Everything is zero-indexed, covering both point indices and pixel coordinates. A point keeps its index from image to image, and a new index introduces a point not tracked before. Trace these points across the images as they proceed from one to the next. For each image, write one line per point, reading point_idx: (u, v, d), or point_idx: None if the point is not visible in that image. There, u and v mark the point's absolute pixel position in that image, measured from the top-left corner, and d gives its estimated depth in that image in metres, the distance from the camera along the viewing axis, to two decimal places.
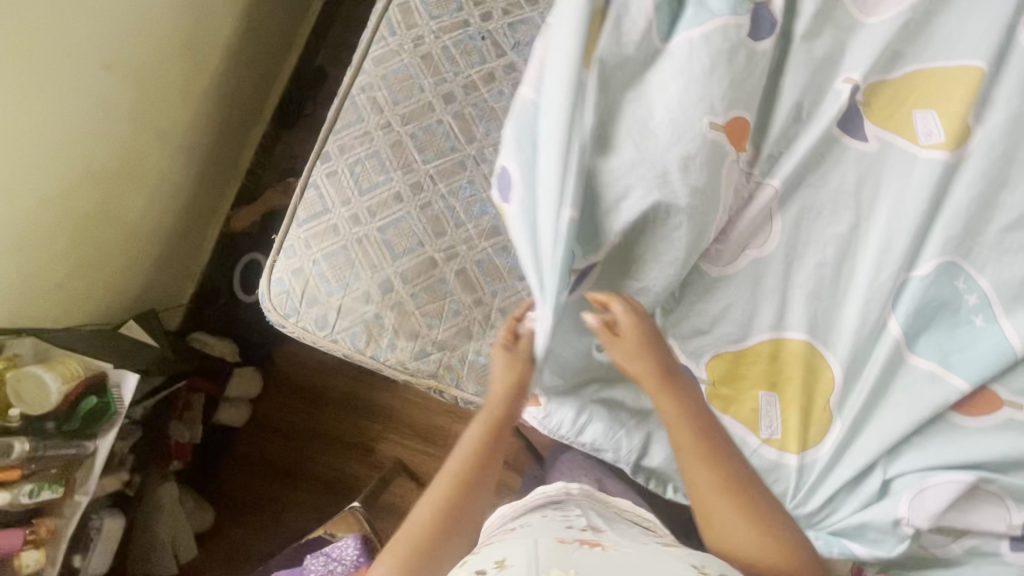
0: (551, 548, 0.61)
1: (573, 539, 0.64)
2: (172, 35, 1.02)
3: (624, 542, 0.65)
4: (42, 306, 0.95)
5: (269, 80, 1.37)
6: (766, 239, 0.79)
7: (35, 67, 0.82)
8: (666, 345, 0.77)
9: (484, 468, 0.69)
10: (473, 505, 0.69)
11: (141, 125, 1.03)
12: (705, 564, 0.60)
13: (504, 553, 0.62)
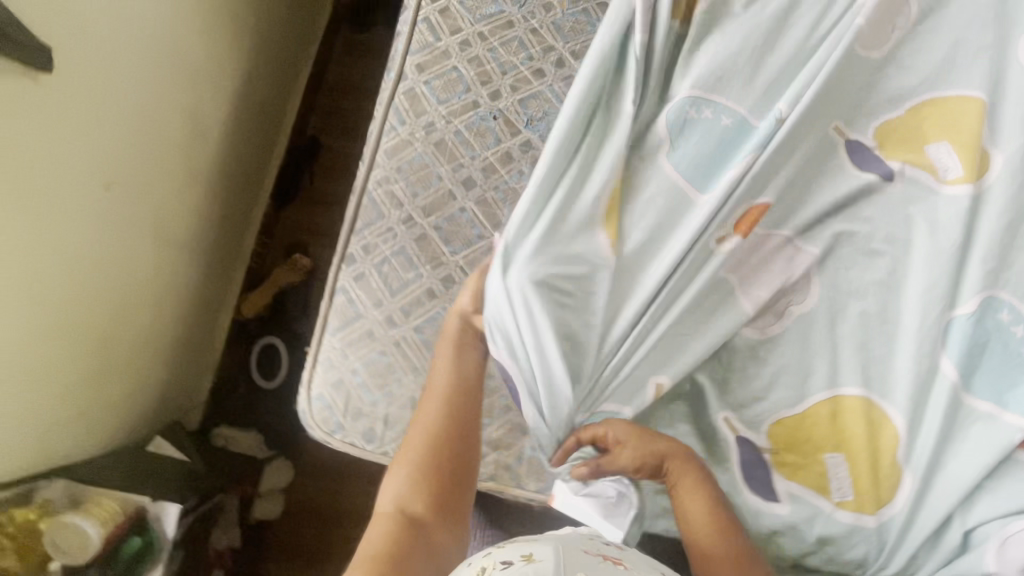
0: (582, 555, 0.54)
1: (598, 552, 0.57)
2: (167, 137, 0.99)
3: (649, 561, 0.58)
4: (67, 440, 0.90)
5: (264, 158, 1.34)
6: (806, 297, 0.79)
7: (40, 202, 0.78)
8: (725, 417, 0.77)
9: (472, 388, 0.72)
10: (473, 422, 0.70)
11: (143, 233, 0.98)
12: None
13: (529, 546, 0.55)
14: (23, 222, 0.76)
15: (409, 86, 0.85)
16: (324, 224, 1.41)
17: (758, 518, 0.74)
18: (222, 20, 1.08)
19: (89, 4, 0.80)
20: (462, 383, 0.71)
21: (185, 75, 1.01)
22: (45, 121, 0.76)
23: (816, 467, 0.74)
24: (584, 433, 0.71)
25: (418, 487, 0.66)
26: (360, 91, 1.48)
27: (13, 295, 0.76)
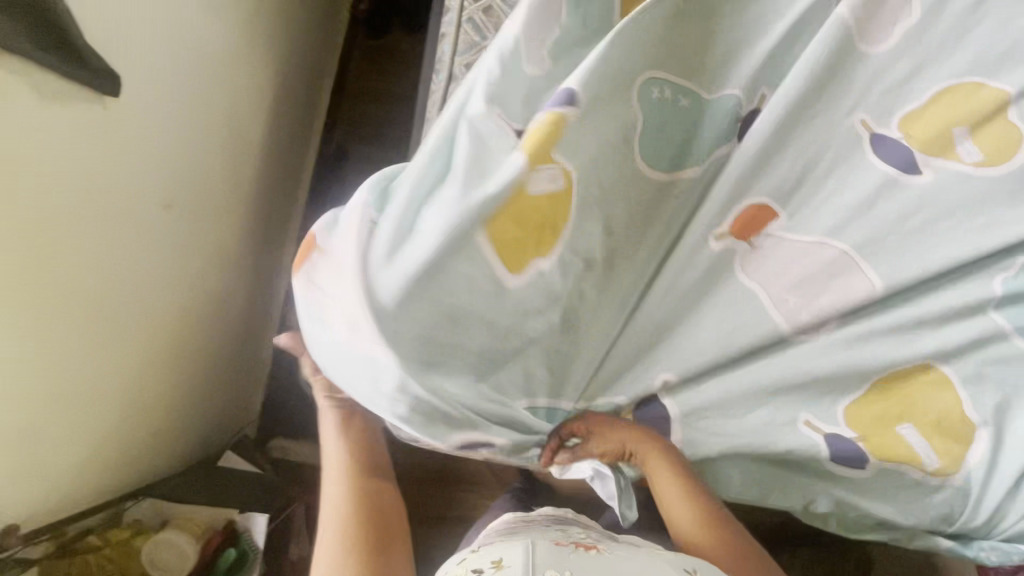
0: (549, 551, 0.62)
1: (569, 543, 0.66)
2: (215, 154, 0.99)
3: (621, 545, 0.67)
4: (145, 463, 0.90)
5: (297, 170, 1.34)
6: (864, 296, 0.72)
7: (110, 226, 0.77)
8: (805, 419, 0.73)
9: (361, 442, 0.74)
10: (377, 472, 0.73)
11: (199, 253, 0.98)
12: (697, 569, 0.61)
13: (500, 551, 0.64)
14: (96, 248, 0.76)
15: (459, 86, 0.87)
16: None
17: (846, 486, 0.75)
18: (256, 35, 1.08)
19: (147, 26, 0.80)
20: (353, 439, 0.74)
21: (227, 92, 1.01)
22: (109, 144, 0.76)
23: (903, 442, 0.72)
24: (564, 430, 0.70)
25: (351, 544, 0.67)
26: (382, 97, 1.49)
27: (91, 322, 0.76)
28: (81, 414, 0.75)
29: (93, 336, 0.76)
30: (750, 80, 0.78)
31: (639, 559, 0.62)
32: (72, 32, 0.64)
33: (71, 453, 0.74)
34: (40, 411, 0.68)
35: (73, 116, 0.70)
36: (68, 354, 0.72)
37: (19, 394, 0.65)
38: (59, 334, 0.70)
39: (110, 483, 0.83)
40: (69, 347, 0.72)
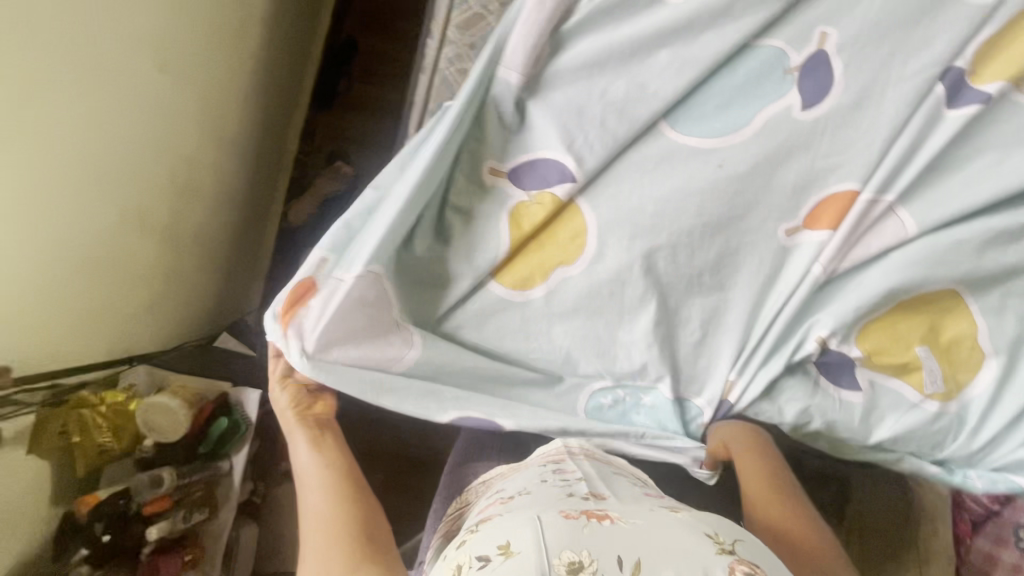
0: (558, 530, 0.52)
1: (577, 513, 0.56)
2: (216, 18, 0.92)
3: (638, 513, 0.57)
4: (134, 326, 0.88)
5: (303, 55, 1.27)
6: (893, 234, 0.73)
7: (95, 62, 0.71)
8: (816, 336, 0.70)
9: (321, 439, 0.75)
10: (334, 467, 0.73)
11: (191, 116, 0.92)
12: (720, 534, 0.55)
13: (505, 533, 0.55)
14: (79, 84, 0.69)
15: None
16: (364, 132, 1.38)
17: (835, 407, 0.72)
18: None
19: None
20: (313, 433, 0.76)
21: None
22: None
23: (915, 363, 0.72)
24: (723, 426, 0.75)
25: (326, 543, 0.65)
26: None
27: (70, 165, 0.71)
28: (59, 259, 0.73)
29: (73, 181, 0.72)
30: None
31: (661, 526, 0.54)
32: None
33: (52, 296, 0.73)
34: (17, 259, 0.67)
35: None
36: (48, 203, 0.69)
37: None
38: (33, 170, 0.66)
39: (95, 338, 0.82)
40: (45, 187, 0.68)
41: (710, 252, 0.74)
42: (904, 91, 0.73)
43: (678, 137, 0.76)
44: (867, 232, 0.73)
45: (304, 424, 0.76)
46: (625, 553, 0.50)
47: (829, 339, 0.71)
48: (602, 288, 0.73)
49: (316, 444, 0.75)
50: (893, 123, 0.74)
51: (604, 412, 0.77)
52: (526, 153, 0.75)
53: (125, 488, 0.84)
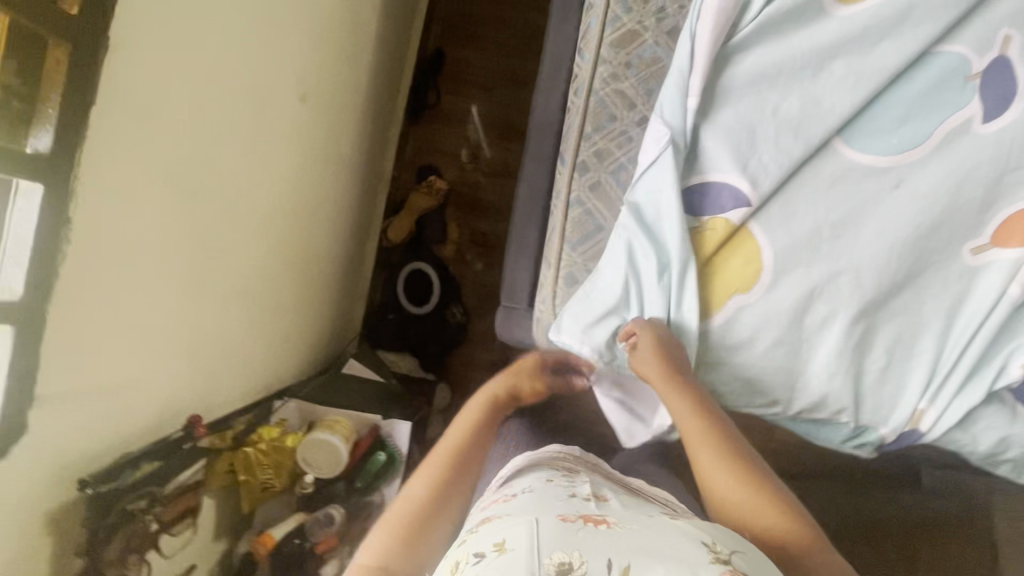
0: (555, 529, 0.50)
1: (575, 517, 0.53)
2: (341, 44, 0.90)
3: (633, 518, 0.54)
4: (275, 359, 0.89)
5: (398, 71, 1.25)
6: None
7: (252, 99, 0.69)
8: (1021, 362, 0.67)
9: (480, 439, 0.74)
10: (465, 477, 0.69)
11: (319, 148, 0.91)
12: (717, 543, 0.50)
13: (503, 531, 0.52)
14: (239, 123, 0.68)
15: None
16: (454, 146, 1.36)
17: None
18: None
19: None
20: (485, 421, 0.76)
21: None
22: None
23: None
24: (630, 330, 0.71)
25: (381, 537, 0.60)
26: None
27: (229, 205, 0.70)
28: (218, 301, 0.71)
29: (232, 221, 0.71)
30: None
31: (659, 534, 0.50)
32: None
33: (218, 337, 0.73)
34: (194, 308, 0.67)
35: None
36: (217, 248, 0.69)
37: (174, 279, 0.62)
38: (207, 214, 0.66)
39: (246, 374, 0.81)
40: (210, 229, 0.67)
41: (895, 273, 0.70)
42: None
43: (854, 153, 0.72)
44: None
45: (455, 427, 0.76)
46: (614, 556, 0.47)
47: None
48: (783, 313, 0.71)
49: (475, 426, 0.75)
50: None
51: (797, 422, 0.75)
52: (700, 176, 0.72)
53: (298, 526, 0.84)
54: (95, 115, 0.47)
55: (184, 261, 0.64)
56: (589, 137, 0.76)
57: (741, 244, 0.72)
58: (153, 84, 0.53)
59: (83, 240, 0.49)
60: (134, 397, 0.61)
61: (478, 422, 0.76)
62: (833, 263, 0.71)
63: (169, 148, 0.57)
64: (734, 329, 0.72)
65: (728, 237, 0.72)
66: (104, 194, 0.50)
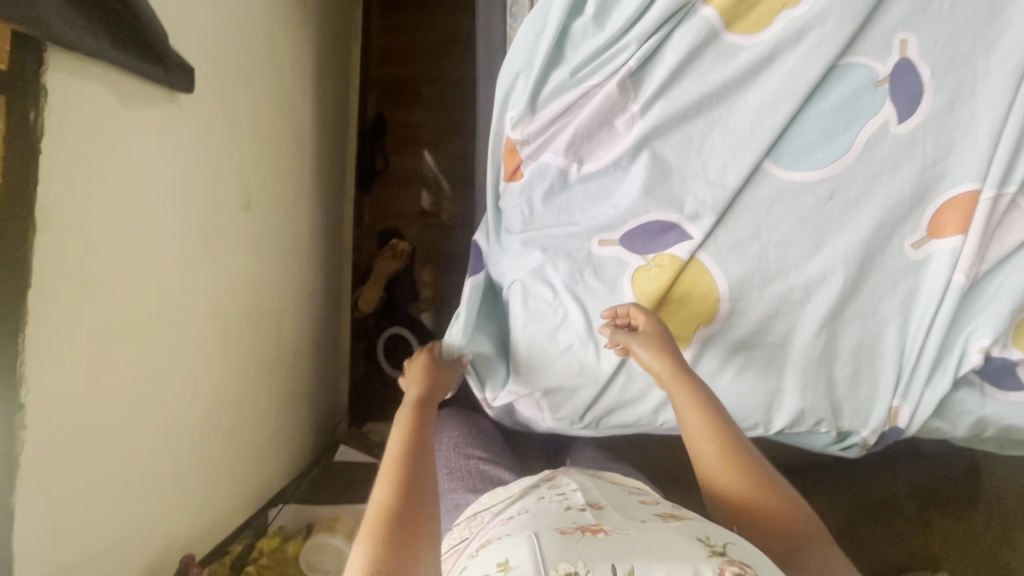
0: (554, 540, 0.49)
1: (573, 527, 0.52)
2: (279, 143, 0.92)
3: (632, 522, 0.54)
4: (261, 463, 0.88)
5: (342, 146, 1.27)
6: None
7: (195, 224, 0.70)
8: (979, 348, 0.69)
9: (428, 421, 0.65)
10: (425, 460, 0.59)
11: (272, 249, 0.91)
12: (711, 536, 0.51)
13: (504, 551, 0.50)
14: (185, 251, 0.68)
15: (542, 23, 0.77)
16: (410, 205, 1.38)
17: (1004, 408, 0.72)
18: None
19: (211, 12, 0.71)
20: (421, 412, 0.66)
21: (279, 65, 0.91)
22: (185, 130, 0.68)
23: None
24: (621, 308, 0.70)
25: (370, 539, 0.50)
26: (414, 54, 1.39)
27: (191, 332, 0.70)
28: (195, 430, 0.71)
29: (196, 348, 0.71)
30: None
31: (658, 537, 0.50)
32: (131, 19, 0.54)
33: (199, 465, 0.72)
34: (169, 445, 0.66)
35: (147, 104, 0.61)
36: (184, 379, 0.69)
37: (143, 425, 0.62)
38: (167, 351, 0.65)
39: (234, 487, 0.81)
40: (173, 363, 0.66)
41: (844, 279, 0.73)
42: (987, 87, 0.75)
43: (783, 172, 0.75)
44: (996, 229, 0.72)
45: (420, 410, 0.66)
46: (617, 561, 0.46)
47: (992, 347, 0.70)
48: (747, 337, 0.73)
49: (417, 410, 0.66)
50: (994, 118, 0.74)
51: (783, 436, 0.76)
52: (641, 215, 0.74)
53: None
54: (33, 299, 0.47)
55: (154, 402, 0.63)
56: (529, 198, 0.76)
57: (697, 279, 0.73)
58: (89, 248, 0.53)
59: (41, 422, 0.49)
60: (120, 554, 0.60)
61: (422, 408, 0.67)
62: (785, 281, 0.73)
63: (115, 298, 0.57)
64: (704, 359, 0.73)
65: (677, 272, 0.73)
66: (57, 370, 0.50)
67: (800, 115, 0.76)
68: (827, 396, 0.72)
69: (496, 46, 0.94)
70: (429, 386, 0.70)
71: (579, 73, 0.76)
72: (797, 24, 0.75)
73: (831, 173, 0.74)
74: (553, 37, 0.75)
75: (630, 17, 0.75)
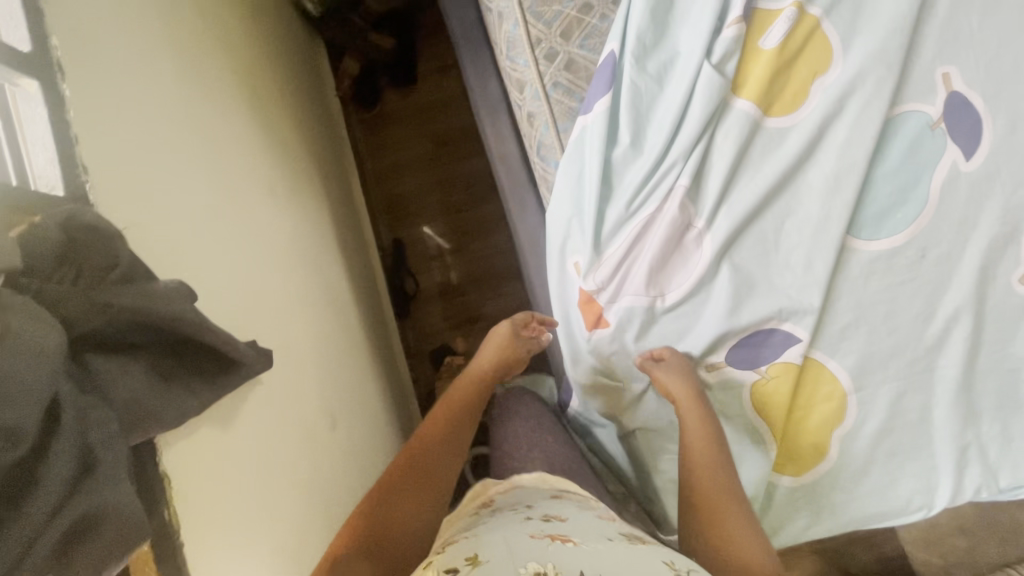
0: (525, 548, 0.48)
1: (543, 533, 0.51)
2: (336, 337, 0.89)
3: (595, 537, 0.52)
4: None
5: (374, 285, 1.24)
6: None
7: (304, 482, 0.67)
8: None
9: (454, 420, 0.73)
10: (427, 468, 0.66)
11: (364, 449, 0.87)
12: (675, 562, 0.49)
13: (474, 547, 0.49)
14: (304, 515, 0.65)
15: (580, 162, 0.74)
16: (452, 318, 1.34)
17: None
18: (300, 169, 0.95)
19: (256, 263, 0.68)
20: (453, 409, 0.74)
21: (312, 257, 0.88)
22: (271, 399, 0.64)
23: None
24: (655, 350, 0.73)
25: (348, 529, 0.58)
26: (410, 167, 1.36)
27: None
28: None
29: None
30: (887, 48, 0.72)
31: (621, 551, 0.49)
32: (222, 355, 0.48)
33: None
34: None
35: (241, 403, 0.58)
36: None
37: None
38: None
39: None
40: None
41: (966, 335, 0.70)
42: None
43: (870, 245, 0.72)
44: None
45: (457, 406, 0.75)
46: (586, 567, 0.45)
47: None
48: (885, 422, 0.70)
49: (447, 417, 0.73)
50: None
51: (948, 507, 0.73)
52: (741, 330, 0.72)
53: None
54: None
55: None
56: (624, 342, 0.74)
57: (816, 377, 0.71)
58: None
59: None
60: None
61: (437, 426, 0.71)
62: (906, 354, 0.71)
63: None
64: (848, 456, 0.71)
65: (795, 376, 0.70)
66: None
67: (867, 178, 0.73)
68: (983, 457, 0.70)
69: (521, 176, 0.91)
70: (484, 372, 0.79)
71: (633, 203, 0.73)
72: (836, 93, 0.73)
73: (916, 229, 0.72)
74: (598, 176, 0.72)
75: (668, 134, 0.72)
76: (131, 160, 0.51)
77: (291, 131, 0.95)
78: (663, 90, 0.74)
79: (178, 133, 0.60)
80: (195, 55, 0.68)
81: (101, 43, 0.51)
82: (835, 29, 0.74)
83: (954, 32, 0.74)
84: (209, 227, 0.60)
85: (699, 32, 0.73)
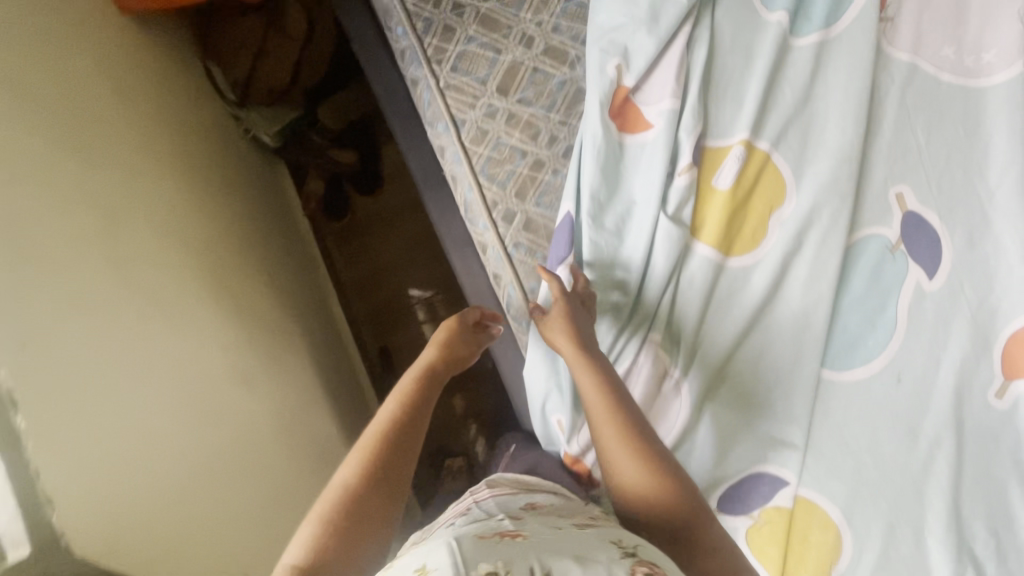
0: (474, 546, 0.46)
1: (493, 535, 0.50)
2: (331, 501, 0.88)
3: (547, 529, 0.51)
4: None
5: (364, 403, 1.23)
6: None
7: None
8: None
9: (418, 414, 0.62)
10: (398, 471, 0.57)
11: None
12: (624, 539, 0.50)
13: (421, 556, 0.46)
14: None
15: None
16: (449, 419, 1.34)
17: None
18: (273, 333, 0.94)
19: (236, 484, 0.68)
20: (419, 400, 0.63)
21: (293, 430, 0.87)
22: None
23: None
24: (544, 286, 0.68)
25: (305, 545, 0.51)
26: (388, 272, 1.36)
27: None
28: None
29: None
30: (840, 178, 0.73)
31: (570, 537, 0.49)
32: None
33: None
34: None
35: None
36: None
37: None
38: None
39: None
40: None
41: (950, 459, 0.71)
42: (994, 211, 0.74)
43: (845, 377, 0.73)
44: None
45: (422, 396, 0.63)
46: (532, 559, 0.44)
47: None
48: (882, 554, 0.70)
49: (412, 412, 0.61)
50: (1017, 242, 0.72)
51: None
52: (730, 476, 0.73)
53: None
54: None
55: None
56: None
57: (808, 514, 0.72)
58: None
59: None
60: None
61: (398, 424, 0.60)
62: (894, 484, 0.71)
63: None
64: None
65: (788, 518, 0.71)
66: None
67: (835, 308, 0.73)
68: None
69: None
70: (440, 354, 0.67)
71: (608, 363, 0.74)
72: (793, 228, 0.73)
73: (888, 356, 0.73)
74: None
75: (634, 291, 0.73)
76: (88, 446, 0.52)
77: (258, 295, 0.95)
78: (623, 243, 0.74)
79: (122, 405, 0.58)
80: (131, 292, 0.67)
81: (56, 340, 0.53)
82: (785, 164, 0.74)
83: (902, 152, 0.74)
84: (164, 490, 0.59)
85: (652, 183, 0.73)
